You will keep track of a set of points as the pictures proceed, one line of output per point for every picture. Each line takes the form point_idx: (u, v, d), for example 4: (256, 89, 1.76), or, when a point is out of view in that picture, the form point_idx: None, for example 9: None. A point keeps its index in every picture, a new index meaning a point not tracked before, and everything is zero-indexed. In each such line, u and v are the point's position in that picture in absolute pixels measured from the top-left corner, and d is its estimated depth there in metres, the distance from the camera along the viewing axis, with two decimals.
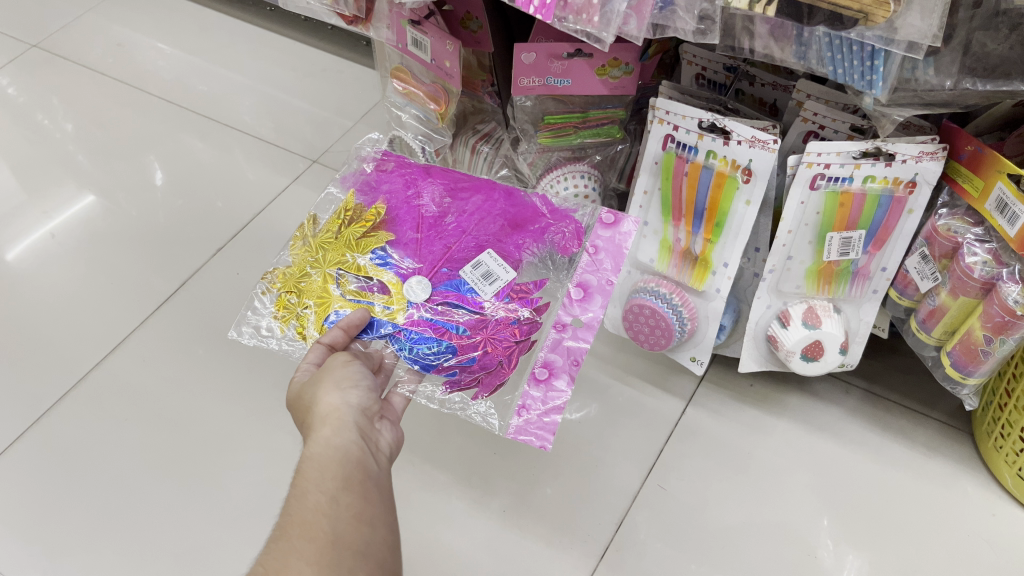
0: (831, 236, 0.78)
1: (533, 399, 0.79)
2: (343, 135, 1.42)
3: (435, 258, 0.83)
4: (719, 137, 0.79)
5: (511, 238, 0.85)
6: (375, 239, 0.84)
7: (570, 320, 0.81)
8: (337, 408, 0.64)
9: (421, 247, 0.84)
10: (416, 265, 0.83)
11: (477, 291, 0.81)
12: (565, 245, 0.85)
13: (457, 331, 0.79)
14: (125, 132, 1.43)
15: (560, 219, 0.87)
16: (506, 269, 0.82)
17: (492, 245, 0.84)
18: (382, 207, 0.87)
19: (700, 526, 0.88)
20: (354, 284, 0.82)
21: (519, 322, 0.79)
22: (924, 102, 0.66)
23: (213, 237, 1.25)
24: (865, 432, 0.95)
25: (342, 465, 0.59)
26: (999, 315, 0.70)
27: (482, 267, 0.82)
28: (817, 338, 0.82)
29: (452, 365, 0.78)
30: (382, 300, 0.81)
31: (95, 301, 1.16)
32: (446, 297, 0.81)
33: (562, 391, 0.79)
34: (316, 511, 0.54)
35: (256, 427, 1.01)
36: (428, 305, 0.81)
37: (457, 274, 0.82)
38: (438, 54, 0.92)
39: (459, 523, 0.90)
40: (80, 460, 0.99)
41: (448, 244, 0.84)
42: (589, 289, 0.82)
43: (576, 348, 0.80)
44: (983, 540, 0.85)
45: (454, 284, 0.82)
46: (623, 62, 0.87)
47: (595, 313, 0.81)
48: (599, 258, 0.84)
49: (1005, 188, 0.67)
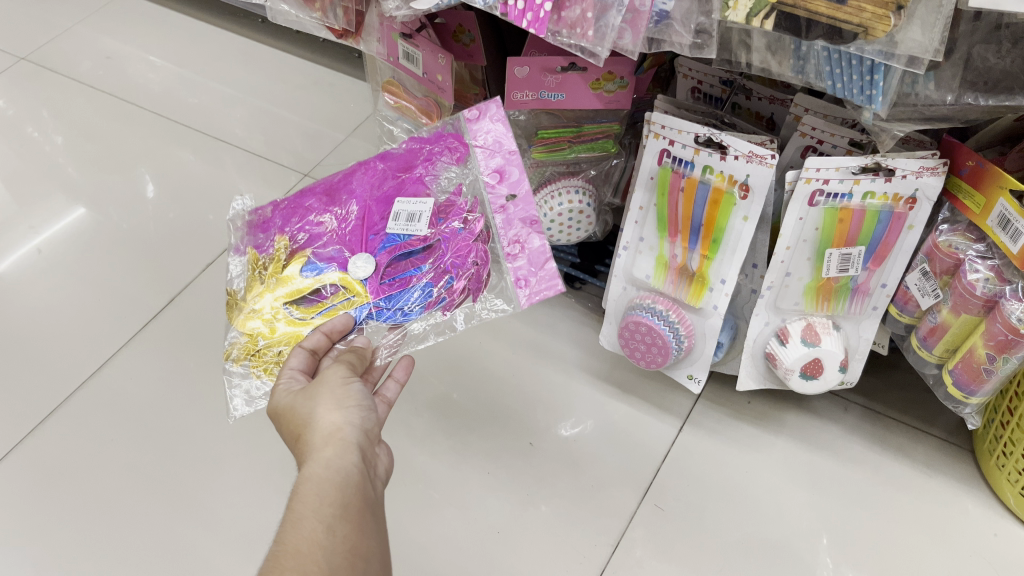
0: (830, 252, 0.77)
1: (522, 270, 0.82)
2: (335, 148, 1.41)
3: (357, 233, 0.85)
4: (716, 151, 0.77)
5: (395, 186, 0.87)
6: (301, 255, 0.84)
7: (505, 199, 0.82)
8: (338, 427, 0.60)
9: (340, 234, 0.85)
10: (342, 250, 0.84)
11: (410, 232, 0.83)
12: (452, 156, 0.87)
13: (422, 271, 0.82)
14: (115, 146, 1.41)
15: (435, 142, 0.89)
16: (419, 200, 0.84)
17: (397, 194, 0.86)
18: (285, 241, 0.86)
19: (698, 545, 0.86)
20: (304, 303, 0.81)
21: (465, 228, 0.83)
22: (925, 117, 0.65)
23: (204, 250, 1.24)
24: (865, 450, 0.93)
25: (341, 490, 0.55)
26: (1002, 333, 0.69)
27: (403, 214, 0.84)
28: (816, 356, 0.80)
29: (438, 292, 0.81)
30: (338, 299, 0.81)
31: (83, 317, 1.14)
32: (388, 254, 0.83)
33: (541, 246, 0.81)
34: (308, 541, 0.51)
35: (247, 445, 0.99)
36: (378, 273, 0.82)
37: (384, 234, 0.84)
38: (429, 67, 0.91)
39: (453, 543, 0.88)
40: (65, 480, 0.96)
41: (361, 216, 0.86)
42: (502, 167, 0.83)
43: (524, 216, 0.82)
44: (986, 560, 0.83)
45: (388, 241, 0.83)
46: (617, 76, 0.85)
47: (516, 180, 0.82)
48: (486, 150, 0.84)
49: (1007, 205, 0.66)
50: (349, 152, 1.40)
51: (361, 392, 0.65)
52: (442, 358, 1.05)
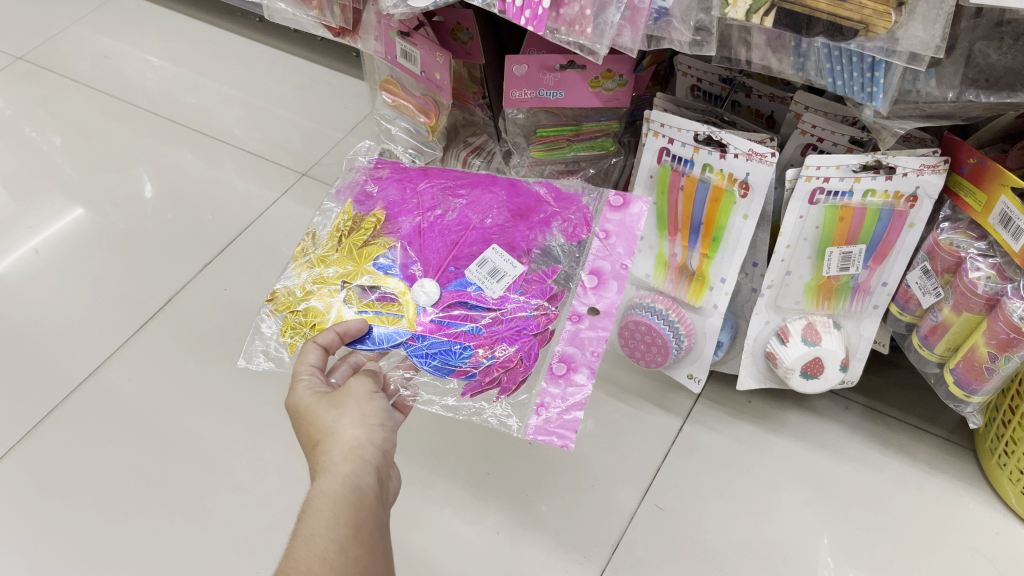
0: (830, 250, 0.77)
1: (552, 397, 0.76)
2: (333, 147, 1.40)
3: (440, 257, 0.79)
4: (715, 150, 0.77)
5: (518, 228, 0.80)
6: (375, 247, 0.80)
7: (586, 310, 0.77)
8: (360, 441, 0.61)
9: (424, 246, 0.80)
10: (423, 268, 0.79)
11: (484, 289, 0.77)
12: (573, 233, 0.81)
13: (473, 331, 0.75)
14: (112, 146, 1.40)
15: (565, 205, 0.84)
16: (513, 263, 0.78)
17: (497, 239, 0.80)
18: (381, 214, 0.82)
19: (698, 545, 0.86)
20: (362, 296, 0.77)
21: (536, 315, 0.76)
22: (925, 114, 0.65)
23: (202, 250, 1.23)
24: (866, 449, 0.93)
25: (355, 511, 0.56)
26: (1004, 331, 0.69)
27: (488, 264, 0.78)
28: (816, 354, 0.80)
29: (470, 369, 0.74)
30: (389, 309, 0.76)
31: (80, 319, 1.14)
32: (455, 297, 0.77)
33: (583, 385, 0.76)
34: (321, 561, 0.52)
35: (245, 445, 0.98)
36: (435, 309, 0.76)
37: (463, 273, 0.78)
38: (427, 66, 0.90)
39: (452, 544, 0.88)
40: (63, 481, 0.96)
41: (452, 241, 0.80)
42: (603, 275, 0.78)
43: (595, 338, 0.77)
44: (988, 559, 0.83)
45: (462, 284, 0.78)
46: (616, 74, 0.85)
47: (611, 299, 0.77)
48: (611, 242, 0.79)
49: (1008, 202, 0.66)
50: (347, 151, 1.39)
51: (387, 405, 0.65)
52: None
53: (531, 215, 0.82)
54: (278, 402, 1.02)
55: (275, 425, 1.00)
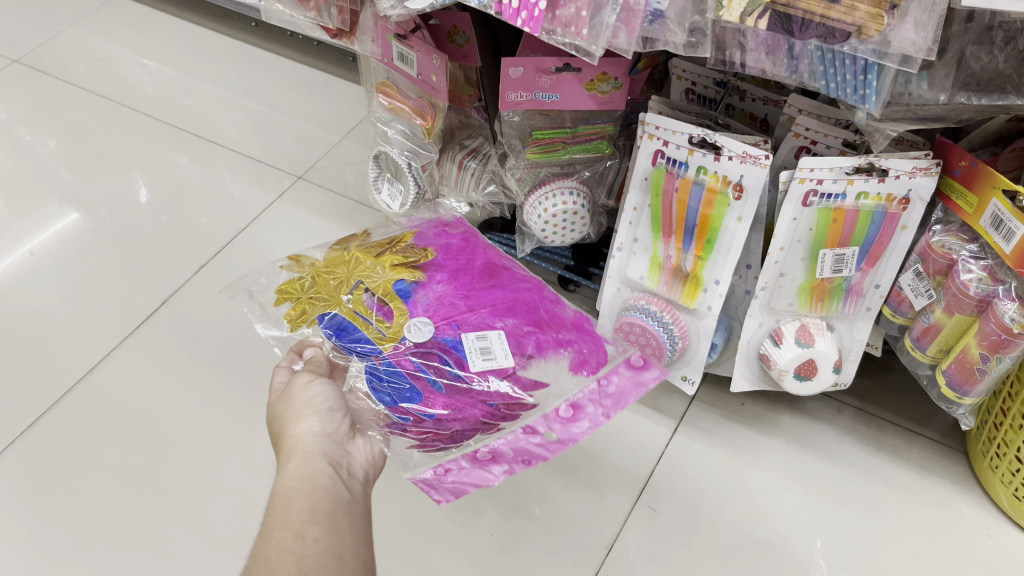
0: (823, 253, 0.78)
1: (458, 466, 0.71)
2: (329, 151, 1.41)
3: (453, 310, 0.77)
4: (710, 152, 0.77)
5: (534, 334, 0.77)
6: (407, 272, 0.80)
7: (541, 430, 0.71)
8: (301, 437, 0.65)
9: (444, 297, 0.79)
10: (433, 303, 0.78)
11: (467, 359, 0.74)
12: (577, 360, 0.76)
13: (434, 386, 0.73)
14: (107, 149, 1.41)
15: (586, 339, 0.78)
16: (507, 355, 0.74)
17: (508, 329, 0.77)
18: (430, 253, 0.83)
19: (692, 547, 0.86)
20: (367, 300, 0.78)
21: (497, 404, 0.72)
22: (916, 116, 0.66)
23: (197, 252, 1.23)
24: (858, 452, 0.93)
25: (309, 496, 0.59)
26: (996, 333, 0.69)
27: (485, 341, 0.75)
28: (809, 356, 0.81)
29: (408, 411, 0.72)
30: (381, 323, 0.76)
31: (74, 321, 1.14)
32: (440, 351, 0.74)
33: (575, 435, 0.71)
34: (283, 549, 0.55)
35: (240, 447, 0.98)
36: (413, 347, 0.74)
37: (459, 335, 0.75)
38: (423, 68, 0.91)
39: (446, 547, 0.88)
40: (55, 483, 0.96)
41: (471, 304, 0.78)
42: (579, 409, 0.73)
43: (537, 454, 0.70)
44: (980, 561, 0.83)
45: (451, 343, 0.75)
46: (612, 77, 0.85)
47: (575, 436, 0.71)
48: (606, 388, 0.74)
49: (1000, 205, 0.66)
50: (343, 155, 1.39)
51: (325, 393, 0.69)
52: None
53: (552, 330, 0.78)
54: None
55: None
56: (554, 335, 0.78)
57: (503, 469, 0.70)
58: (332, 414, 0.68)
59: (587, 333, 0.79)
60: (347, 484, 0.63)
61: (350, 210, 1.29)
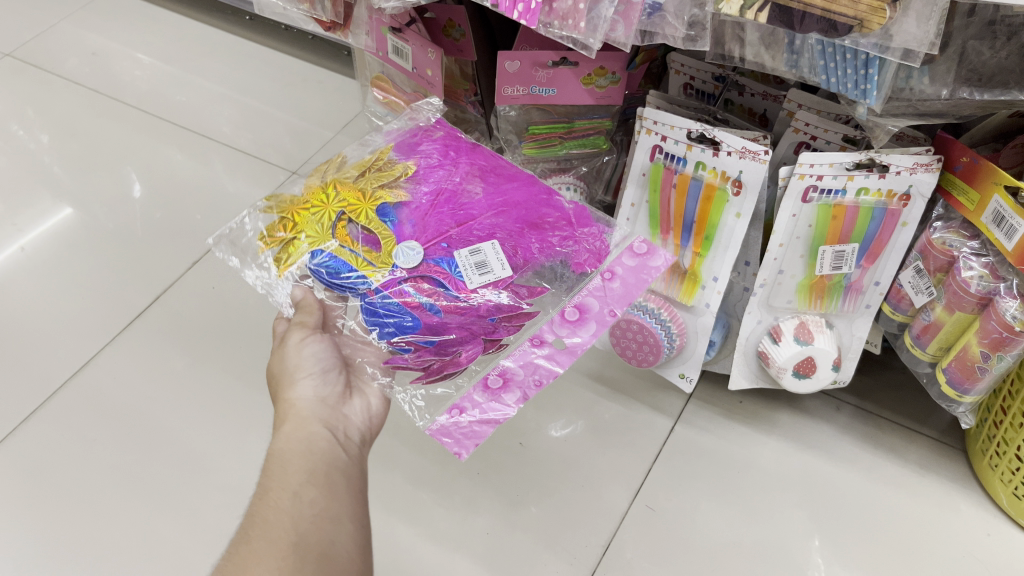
0: (823, 250, 0.77)
1: (473, 403, 0.70)
2: (323, 146, 1.39)
3: (440, 229, 0.75)
4: (708, 148, 0.77)
5: (528, 237, 0.76)
6: (386, 195, 0.77)
7: (551, 338, 0.72)
8: (298, 402, 0.66)
9: (430, 215, 0.76)
10: (418, 225, 0.75)
11: (463, 278, 0.72)
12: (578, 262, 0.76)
13: (430, 310, 0.71)
14: (100, 144, 1.39)
15: (587, 235, 0.78)
16: (504, 266, 0.73)
17: (501, 237, 0.75)
18: (412, 166, 0.80)
19: (689, 546, 0.85)
20: (352, 233, 0.75)
21: (497, 319, 0.72)
22: (918, 113, 0.65)
23: (191, 248, 1.22)
24: (856, 450, 0.93)
25: (307, 457, 0.62)
26: (997, 331, 0.68)
27: (479, 255, 0.73)
28: (809, 354, 0.80)
29: (407, 341, 0.71)
30: (368, 254, 0.74)
31: (66, 318, 1.12)
32: (433, 274, 0.73)
33: (584, 338, 0.72)
34: (282, 509, 0.57)
35: (233, 445, 0.97)
36: (407, 274, 0.73)
37: (452, 253, 0.74)
38: (419, 62, 0.90)
39: (442, 545, 0.87)
40: (45, 482, 0.94)
41: (458, 220, 0.76)
42: (586, 313, 0.74)
43: (547, 370, 0.71)
44: (979, 561, 0.83)
45: (445, 264, 0.73)
46: (609, 71, 0.84)
47: (582, 340, 0.72)
48: (611, 285, 0.76)
49: (1002, 201, 0.66)
50: (337, 150, 1.38)
51: (320, 351, 0.70)
52: None
53: (547, 228, 0.78)
54: (266, 402, 1.01)
55: (264, 423, 0.99)
56: (549, 235, 0.77)
57: (517, 396, 0.70)
58: (328, 376, 0.69)
59: (586, 225, 0.79)
60: (347, 449, 0.65)
61: None
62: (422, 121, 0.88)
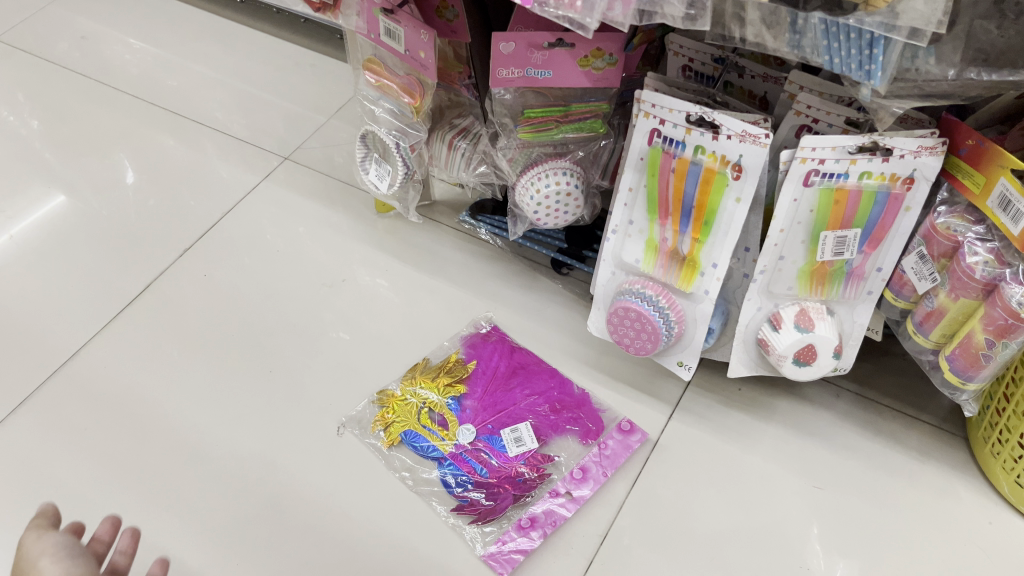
0: (825, 235, 0.75)
1: (510, 535, 0.85)
2: (316, 131, 1.37)
3: (488, 414, 0.96)
4: (708, 131, 0.75)
5: (552, 424, 0.95)
6: (453, 397, 0.98)
7: (564, 491, 0.88)
8: None
9: (486, 396, 0.98)
10: (475, 417, 0.96)
11: (505, 449, 0.93)
12: (582, 434, 0.93)
13: (481, 471, 0.91)
14: (90, 129, 1.37)
15: (586, 408, 0.96)
16: (533, 438, 0.93)
17: (534, 418, 0.95)
18: (472, 366, 1.01)
19: (688, 534, 0.84)
20: (434, 418, 0.96)
21: (524, 480, 0.90)
22: (923, 93, 0.63)
23: (182, 235, 1.20)
24: (857, 437, 0.92)
25: None
26: (1003, 317, 0.67)
27: (517, 432, 0.94)
28: (809, 341, 0.78)
29: (466, 493, 0.89)
30: (441, 432, 0.95)
31: (56, 306, 1.11)
32: (480, 446, 0.93)
33: (585, 493, 0.88)
34: None
35: (225, 432, 0.95)
36: (467, 450, 0.93)
37: (498, 431, 0.95)
38: (412, 44, 0.89)
39: (438, 534, 0.86)
40: (35, 472, 0.93)
41: (505, 409, 0.97)
42: (588, 472, 0.89)
43: (560, 515, 0.86)
44: (981, 549, 0.82)
45: (493, 441, 0.94)
46: (606, 53, 0.82)
47: (586, 492, 0.88)
48: (605, 450, 0.91)
49: (1008, 184, 0.64)
50: (330, 135, 1.36)
51: None
52: (429, 348, 1.04)
53: (563, 410, 0.96)
54: (258, 390, 0.99)
55: (257, 411, 0.97)
56: (565, 415, 0.95)
57: (540, 533, 0.85)
58: None
59: (586, 408, 0.96)
60: None
61: (339, 191, 1.26)
62: (480, 324, 1.06)
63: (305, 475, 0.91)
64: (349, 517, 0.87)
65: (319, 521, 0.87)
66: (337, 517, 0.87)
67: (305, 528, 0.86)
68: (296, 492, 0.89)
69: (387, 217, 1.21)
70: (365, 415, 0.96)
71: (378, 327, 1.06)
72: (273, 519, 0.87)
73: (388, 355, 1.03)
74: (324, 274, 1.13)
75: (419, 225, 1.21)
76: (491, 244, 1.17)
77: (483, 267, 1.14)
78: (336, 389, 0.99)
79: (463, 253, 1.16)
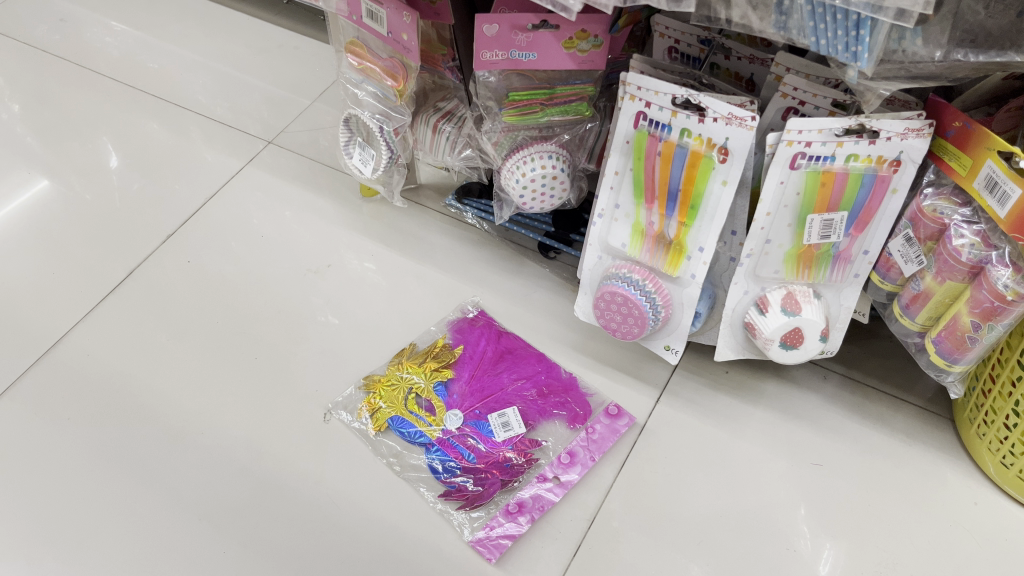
0: (811, 218, 0.75)
1: (499, 520, 0.85)
2: (300, 114, 1.36)
3: (475, 399, 0.96)
4: (694, 113, 0.74)
5: (539, 408, 0.95)
6: (440, 382, 0.98)
7: (551, 476, 0.88)
8: None
9: (473, 381, 0.98)
10: (462, 401, 0.96)
11: (492, 434, 0.93)
12: (569, 418, 0.93)
13: (468, 457, 0.91)
14: (71, 113, 1.35)
15: (573, 393, 0.95)
16: (521, 424, 0.93)
17: (521, 402, 0.95)
18: (459, 351, 1.01)
19: (677, 518, 0.84)
20: (421, 404, 0.96)
21: (511, 465, 0.90)
22: (910, 75, 0.62)
23: (166, 219, 1.19)
24: (843, 420, 0.92)
25: None
26: (989, 300, 0.68)
27: (504, 417, 0.94)
28: (796, 325, 0.78)
29: (454, 479, 0.89)
30: (428, 418, 0.94)
31: (38, 293, 1.09)
32: (466, 431, 0.93)
33: (573, 478, 0.87)
34: None
35: (211, 421, 0.94)
36: (453, 435, 0.93)
37: (485, 416, 0.94)
38: (394, 26, 0.88)
39: (427, 522, 0.85)
40: (19, 461, 0.91)
41: (491, 393, 0.96)
42: (576, 456, 0.89)
43: (548, 500, 0.86)
44: (966, 530, 0.82)
45: (479, 425, 0.94)
46: (591, 35, 0.81)
47: (573, 477, 0.88)
48: (593, 434, 0.91)
49: (995, 166, 0.64)
50: (315, 118, 1.35)
51: None
52: (416, 334, 1.03)
53: (550, 394, 0.96)
54: (245, 378, 0.98)
55: (243, 399, 0.96)
56: (553, 400, 0.95)
57: (528, 518, 0.85)
58: None
59: (574, 393, 0.95)
60: None
61: (324, 176, 1.25)
62: (467, 311, 1.05)
63: (292, 462, 0.90)
64: (337, 505, 0.87)
65: (306, 508, 0.86)
66: (324, 505, 0.87)
67: (293, 515, 0.86)
68: (283, 480, 0.89)
69: (372, 202, 1.20)
70: (352, 401, 0.95)
71: (364, 313, 1.05)
72: (262, 506, 0.87)
73: (375, 341, 1.02)
74: (309, 260, 1.12)
75: (404, 209, 1.20)
76: (477, 229, 1.17)
77: (470, 252, 1.13)
78: (324, 376, 0.99)
79: (449, 237, 1.15)
